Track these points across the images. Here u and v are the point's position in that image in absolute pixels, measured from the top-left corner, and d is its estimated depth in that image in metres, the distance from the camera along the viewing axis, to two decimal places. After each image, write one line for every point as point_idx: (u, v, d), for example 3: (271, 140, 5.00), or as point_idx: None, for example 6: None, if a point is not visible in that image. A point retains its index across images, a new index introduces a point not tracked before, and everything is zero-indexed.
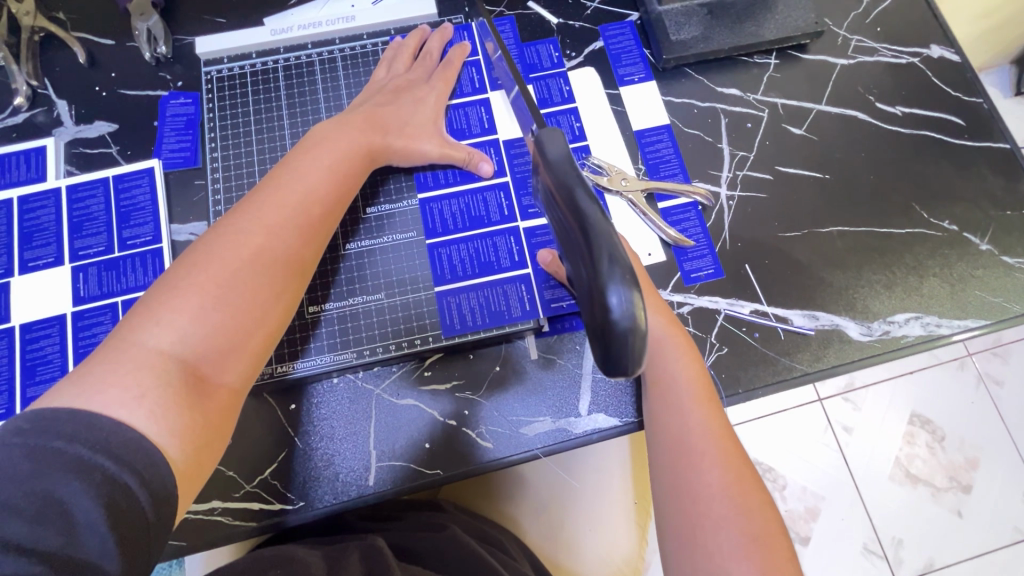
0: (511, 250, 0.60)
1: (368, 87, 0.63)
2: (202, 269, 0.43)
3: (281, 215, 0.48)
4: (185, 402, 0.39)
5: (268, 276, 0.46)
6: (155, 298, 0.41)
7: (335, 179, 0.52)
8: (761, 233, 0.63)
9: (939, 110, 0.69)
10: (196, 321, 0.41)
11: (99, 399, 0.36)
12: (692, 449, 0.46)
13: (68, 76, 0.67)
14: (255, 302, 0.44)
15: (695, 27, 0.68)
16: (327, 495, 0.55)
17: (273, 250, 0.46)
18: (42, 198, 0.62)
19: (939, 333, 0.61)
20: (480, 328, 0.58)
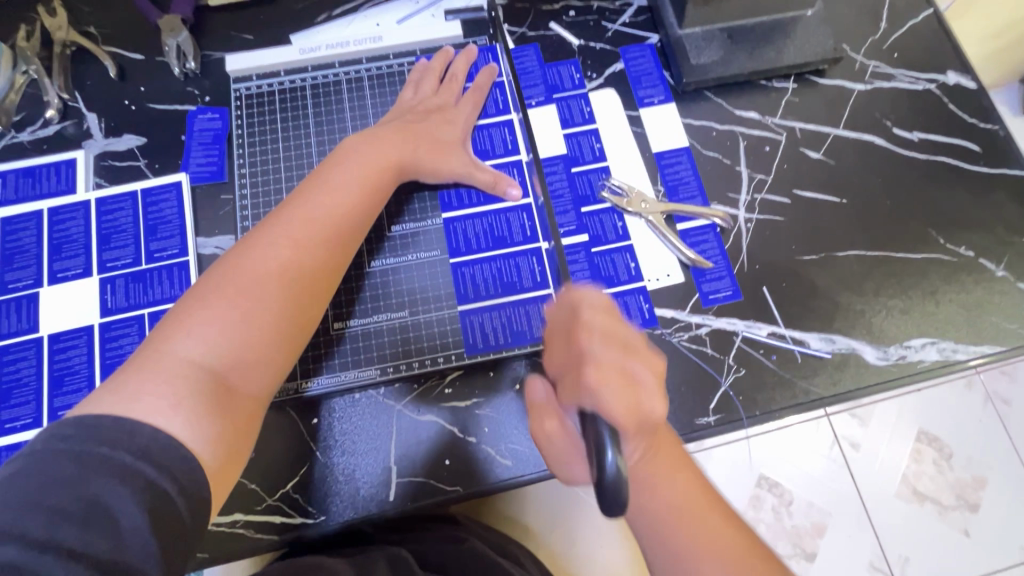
0: (533, 270, 0.61)
1: (396, 107, 0.64)
2: (233, 282, 0.45)
3: (310, 232, 0.49)
4: (217, 408, 0.41)
5: (297, 291, 0.47)
6: (189, 308, 0.43)
7: (362, 195, 0.54)
8: (778, 256, 0.64)
9: (956, 135, 0.69)
10: (228, 333, 0.43)
11: (137, 405, 0.37)
12: (678, 543, 0.43)
13: (98, 90, 0.69)
14: (283, 315, 0.46)
15: (716, 51, 0.69)
16: (347, 509, 0.56)
17: (303, 265, 0.48)
18: (71, 210, 0.64)
19: (954, 358, 0.61)
20: (501, 347, 0.59)
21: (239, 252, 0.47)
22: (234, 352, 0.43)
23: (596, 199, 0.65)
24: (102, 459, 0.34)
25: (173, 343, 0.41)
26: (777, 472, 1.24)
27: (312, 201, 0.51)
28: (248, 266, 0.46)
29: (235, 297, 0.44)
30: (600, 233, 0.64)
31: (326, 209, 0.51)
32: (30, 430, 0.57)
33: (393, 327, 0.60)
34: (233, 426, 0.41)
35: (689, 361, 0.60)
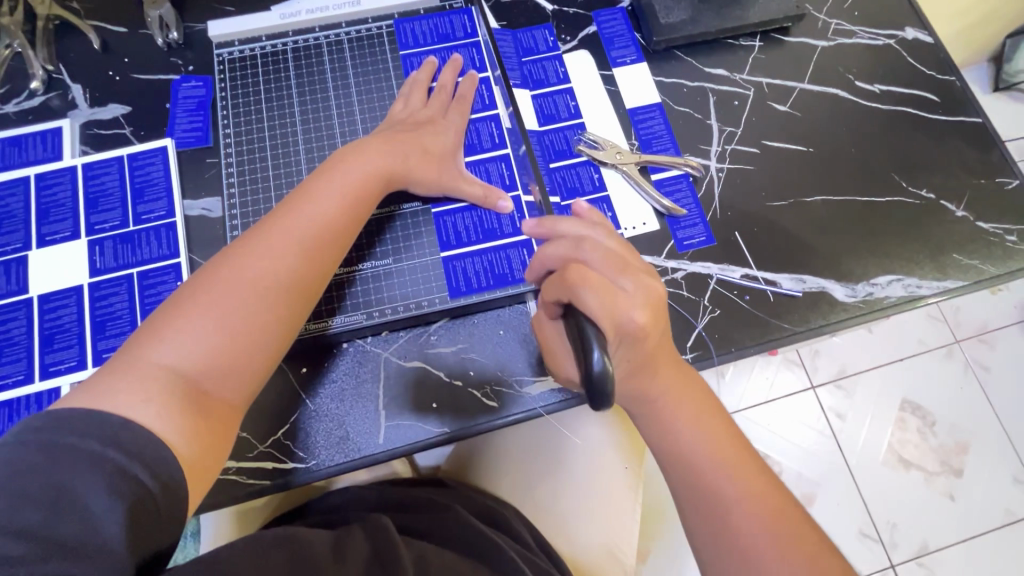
0: (514, 218, 0.63)
1: (387, 120, 0.63)
2: (210, 292, 0.45)
3: (291, 241, 0.49)
4: (193, 411, 0.41)
5: (274, 301, 0.47)
6: (167, 316, 0.43)
7: (348, 205, 0.53)
8: (749, 203, 0.66)
9: (916, 87, 0.72)
10: (204, 341, 0.43)
11: (113, 400, 0.38)
12: (703, 471, 0.47)
13: (82, 61, 0.70)
14: (260, 323, 0.46)
15: (684, 11, 0.72)
16: (338, 453, 0.57)
17: (283, 275, 0.47)
18: (58, 175, 0.65)
19: (919, 294, 0.64)
20: (484, 290, 0.61)
21: (219, 263, 0.47)
22: (211, 362, 0.43)
23: (572, 152, 0.67)
24: (72, 448, 0.35)
25: (149, 351, 0.41)
26: (763, 440, 1.26)
27: (294, 212, 0.50)
28: (227, 275, 0.46)
29: (212, 304, 0.44)
30: (578, 184, 0.66)
31: (309, 221, 0.50)
32: (22, 388, 0.57)
33: (379, 277, 0.61)
34: (211, 427, 0.42)
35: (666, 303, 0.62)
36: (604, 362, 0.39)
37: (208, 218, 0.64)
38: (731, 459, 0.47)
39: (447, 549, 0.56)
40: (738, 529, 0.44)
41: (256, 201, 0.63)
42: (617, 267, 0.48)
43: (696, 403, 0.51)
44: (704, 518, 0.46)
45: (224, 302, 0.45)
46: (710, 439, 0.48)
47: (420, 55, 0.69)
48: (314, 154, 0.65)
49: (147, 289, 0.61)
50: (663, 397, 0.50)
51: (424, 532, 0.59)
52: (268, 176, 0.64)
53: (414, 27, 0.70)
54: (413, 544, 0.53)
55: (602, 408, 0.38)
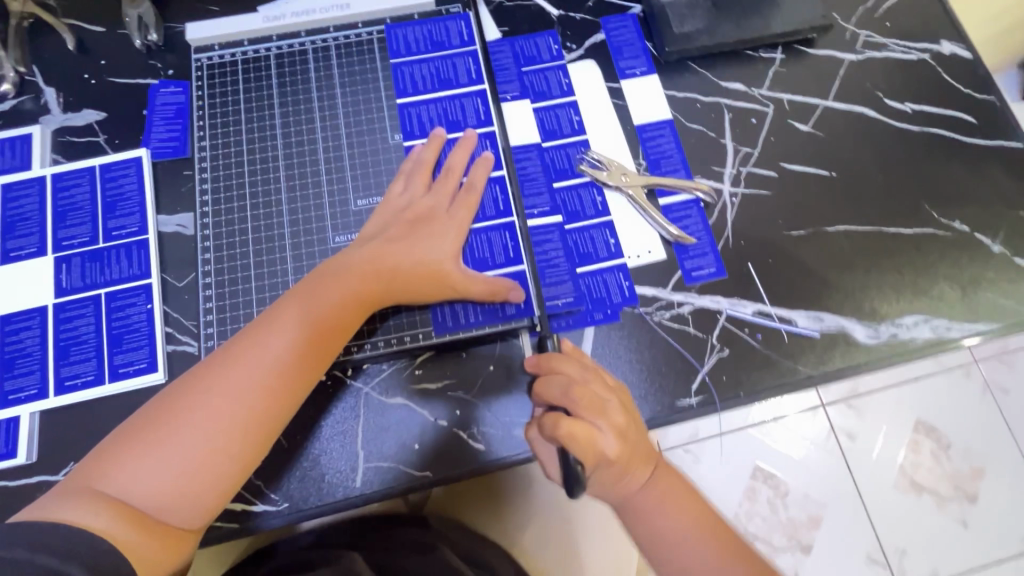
0: (506, 245, 0.59)
1: (383, 210, 0.57)
2: (177, 412, 0.45)
3: (262, 361, 0.47)
4: (142, 531, 0.41)
5: (239, 426, 0.45)
6: (136, 433, 0.44)
7: (329, 316, 0.50)
8: (765, 232, 0.61)
9: (950, 107, 0.67)
10: (166, 465, 0.43)
11: (70, 514, 0.40)
12: (671, 545, 0.49)
13: (57, 63, 0.66)
14: (223, 446, 0.45)
15: (699, 19, 0.66)
16: (312, 496, 0.53)
17: (253, 395, 0.46)
18: (26, 186, 0.61)
19: (949, 336, 0.59)
20: (473, 325, 0.56)
21: (193, 378, 0.47)
22: (170, 488, 0.43)
23: (574, 173, 0.63)
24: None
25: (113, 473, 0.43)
26: (772, 461, 1.21)
27: (268, 326, 0.49)
28: (200, 392, 0.45)
29: (181, 423, 0.44)
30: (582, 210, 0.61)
31: (282, 335, 0.48)
32: None
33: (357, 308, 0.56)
34: (160, 547, 0.42)
35: (670, 340, 0.58)
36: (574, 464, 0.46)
37: (183, 235, 0.60)
38: (695, 523, 0.49)
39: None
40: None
41: (231, 220, 0.59)
42: (594, 410, 0.49)
43: (674, 490, 0.51)
44: None
45: (191, 421, 0.45)
46: (674, 509, 0.50)
47: (412, 62, 0.64)
48: (295, 170, 0.60)
49: (115, 312, 0.57)
50: (645, 500, 0.50)
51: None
52: (244, 192, 0.60)
53: (406, 33, 0.65)
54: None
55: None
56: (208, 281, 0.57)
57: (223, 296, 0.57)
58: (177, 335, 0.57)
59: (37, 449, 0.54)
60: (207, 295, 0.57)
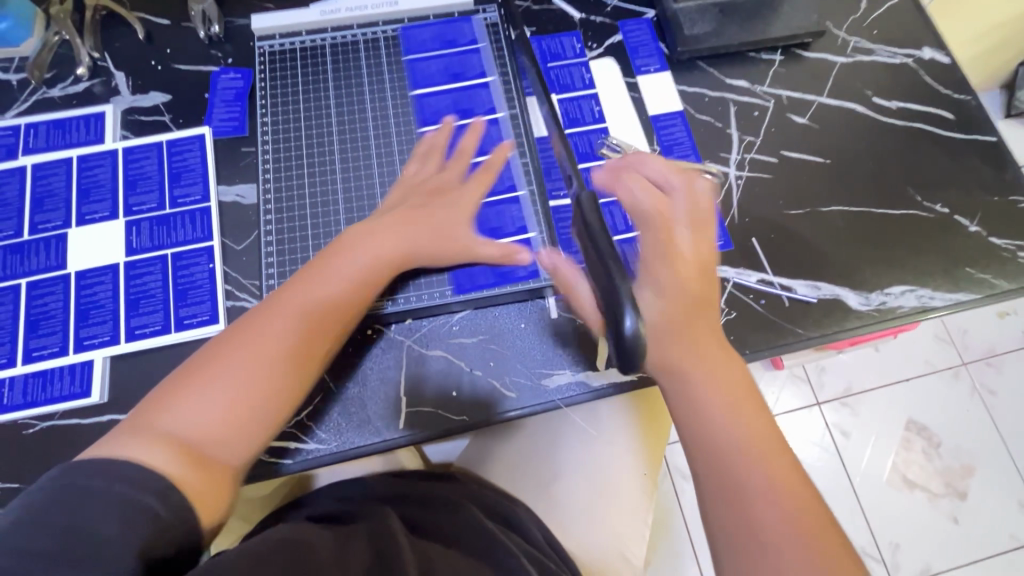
0: (515, 218, 0.65)
1: (402, 184, 0.62)
2: (225, 358, 0.47)
3: (301, 316, 0.50)
4: (199, 464, 0.42)
5: (283, 373, 0.48)
6: (187, 377, 0.45)
7: (360, 279, 0.54)
8: (767, 211, 0.68)
9: (932, 105, 0.74)
10: (216, 405, 0.45)
11: (129, 450, 0.40)
12: (733, 463, 0.44)
13: (126, 50, 0.73)
14: (270, 391, 0.47)
15: (707, 23, 0.74)
16: (358, 437, 0.58)
17: (295, 346, 0.49)
18: (99, 157, 0.67)
19: (931, 305, 0.65)
20: (487, 287, 0.62)
21: (237, 329, 0.49)
22: (218, 428, 0.44)
23: (595, 156, 0.69)
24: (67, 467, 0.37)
25: (167, 412, 0.43)
26: None
27: (305, 286, 0.52)
28: (246, 339, 0.48)
29: (232, 367, 0.46)
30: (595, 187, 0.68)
31: (320, 293, 0.52)
32: (57, 359, 0.59)
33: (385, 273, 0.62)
34: (215, 476, 0.42)
35: None
36: (634, 325, 0.40)
37: (242, 204, 0.66)
38: (766, 455, 0.45)
39: (451, 546, 0.56)
40: (761, 532, 0.42)
41: (291, 188, 0.66)
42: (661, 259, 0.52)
43: (738, 398, 0.47)
44: (734, 541, 0.43)
45: (241, 366, 0.46)
46: (747, 434, 0.46)
47: (452, 54, 0.72)
48: (348, 145, 0.67)
49: (180, 270, 0.63)
50: (715, 411, 0.47)
51: (431, 528, 0.59)
52: (302, 164, 0.67)
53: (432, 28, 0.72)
54: (417, 544, 0.53)
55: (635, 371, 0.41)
56: (270, 243, 0.64)
57: (283, 257, 0.63)
58: (236, 292, 0.63)
59: (109, 391, 0.59)
60: (268, 255, 0.63)
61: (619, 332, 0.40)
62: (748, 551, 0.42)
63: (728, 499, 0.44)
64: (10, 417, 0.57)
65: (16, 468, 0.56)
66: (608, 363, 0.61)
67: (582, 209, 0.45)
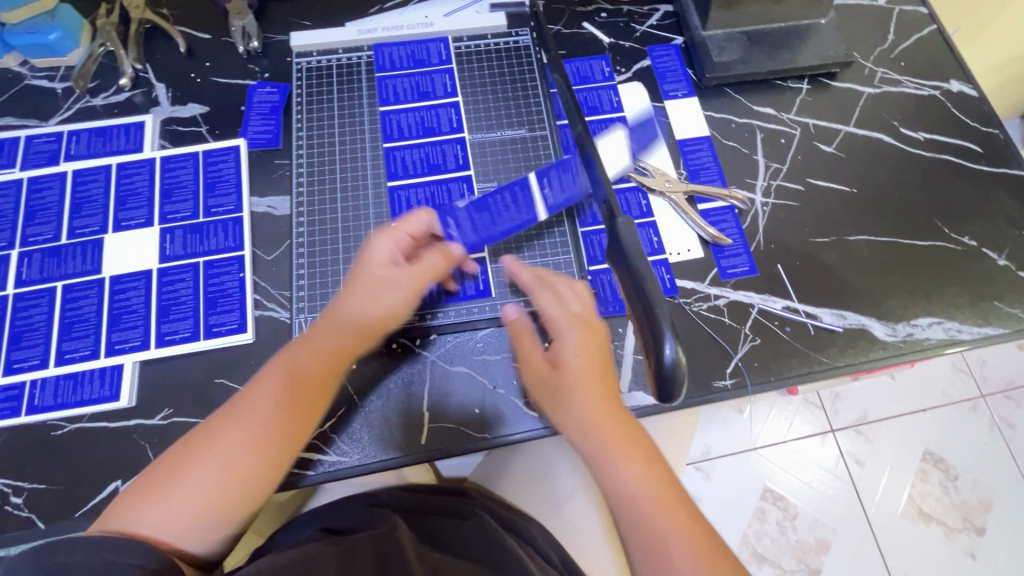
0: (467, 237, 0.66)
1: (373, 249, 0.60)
2: (183, 464, 0.48)
3: (257, 419, 0.50)
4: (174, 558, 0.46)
5: (222, 477, 0.47)
6: (154, 477, 0.48)
7: (313, 371, 0.53)
8: (793, 238, 0.68)
9: (959, 138, 0.74)
10: (184, 511, 0.46)
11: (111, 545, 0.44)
12: (640, 515, 0.48)
13: (168, 62, 0.75)
14: (230, 494, 0.47)
15: (736, 51, 0.75)
16: (379, 450, 0.59)
17: (241, 450, 0.48)
18: (138, 166, 0.69)
19: (958, 338, 0.65)
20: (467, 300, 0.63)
21: (200, 432, 0.50)
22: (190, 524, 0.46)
23: (621, 178, 0.70)
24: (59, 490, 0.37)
25: (132, 514, 0.46)
26: (781, 482, 1.25)
27: (277, 373, 0.52)
28: (219, 439, 0.49)
29: (209, 469, 0.48)
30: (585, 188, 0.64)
31: (270, 388, 0.51)
32: (88, 362, 0.60)
33: None
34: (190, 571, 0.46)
35: (706, 328, 0.64)
36: (675, 356, 0.41)
37: (273, 215, 0.68)
38: (663, 495, 0.49)
39: (466, 560, 0.56)
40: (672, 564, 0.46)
41: (323, 201, 0.67)
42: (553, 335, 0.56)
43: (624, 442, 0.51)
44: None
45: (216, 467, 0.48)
46: (634, 474, 0.50)
47: (484, 74, 0.73)
48: (379, 161, 0.69)
49: (211, 278, 0.64)
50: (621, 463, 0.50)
51: (451, 545, 0.59)
52: (335, 177, 0.68)
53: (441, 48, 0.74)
54: (432, 561, 0.53)
55: (674, 400, 0.42)
56: (301, 254, 0.65)
57: (314, 266, 0.65)
58: (265, 302, 0.64)
59: (137, 395, 0.60)
60: (300, 264, 0.65)
61: (659, 363, 0.41)
62: None
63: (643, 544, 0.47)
64: (40, 417, 0.58)
65: (42, 467, 0.57)
66: (631, 386, 0.61)
67: (620, 233, 0.46)
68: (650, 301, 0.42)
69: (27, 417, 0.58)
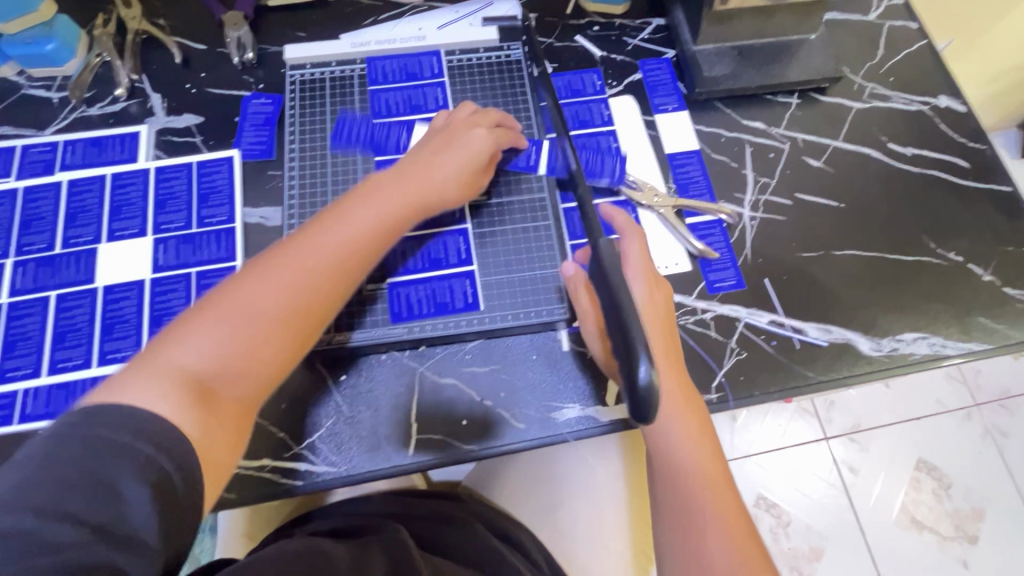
0: (459, 249, 0.66)
1: (428, 130, 0.65)
2: (233, 304, 0.46)
3: (318, 261, 0.49)
4: (202, 411, 0.42)
5: (275, 323, 0.47)
6: (193, 322, 0.45)
7: (373, 226, 0.53)
8: (780, 252, 0.69)
9: (947, 153, 0.75)
10: (220, 354, 0.45)
11: (134, 390, 0.41)
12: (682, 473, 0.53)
13: (164, 73, 0.76)
14: (279, 336, 0.47)
15: (727, 65, 0.75)
16: (367, 461, 0.59)
17: (292, 294, 0.48)
18: (132, 176, 0.70)
19: (943, 353, 0.65)
20: (458, 312, 0.63)
21: (245, 274, 0.48)
22: (224, 367, 0.45)
23: (602, 194, 0.71)
24: (108, 437, 0.37)
25: (171, 352, 0.43)
26: (774, 490, 1.25)
27: (329, 223, 0.52)
28: (261, 279, 0.48)
29: (247, 312, 0.46)
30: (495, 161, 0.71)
31: (333, 236, 0.51)
32: (80, 371, 0.61)
33: (360, 301, 0.63)
34: (214, 431, 0.43)
35: (693, 341, 0.65)
36: (650, 375, 0.40)
37: (265, 226, 0.69)
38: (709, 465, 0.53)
39: (454, 567, 0.57)
40: (701, 545, 0.50)
41: (314, 212, 0.68)
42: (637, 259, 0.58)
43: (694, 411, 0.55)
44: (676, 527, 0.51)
45: (258, 312, 0.46)
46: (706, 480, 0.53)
47: (476, 87, 0.74)
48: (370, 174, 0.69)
49: (203, 288, 0.64)
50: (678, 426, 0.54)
51: (443, 552, 0.60)
52: (325, 191, 0.69)
53: (431, 60, 0.74)
54: (432, 564, 0.56)
55: (648, 420, 0.41)
56: None
57: None
58: None
59: None
60: None
61: (632, 381, 0.40)
62: (684, 535, 0.51)
63: (679, 521, 0.52)
64: (32, 426, 0.59)
65: None
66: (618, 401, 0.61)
67: (602, 256, 0.46)
68: (626, 318, 0.42)
69: (19, 425, 0.59)
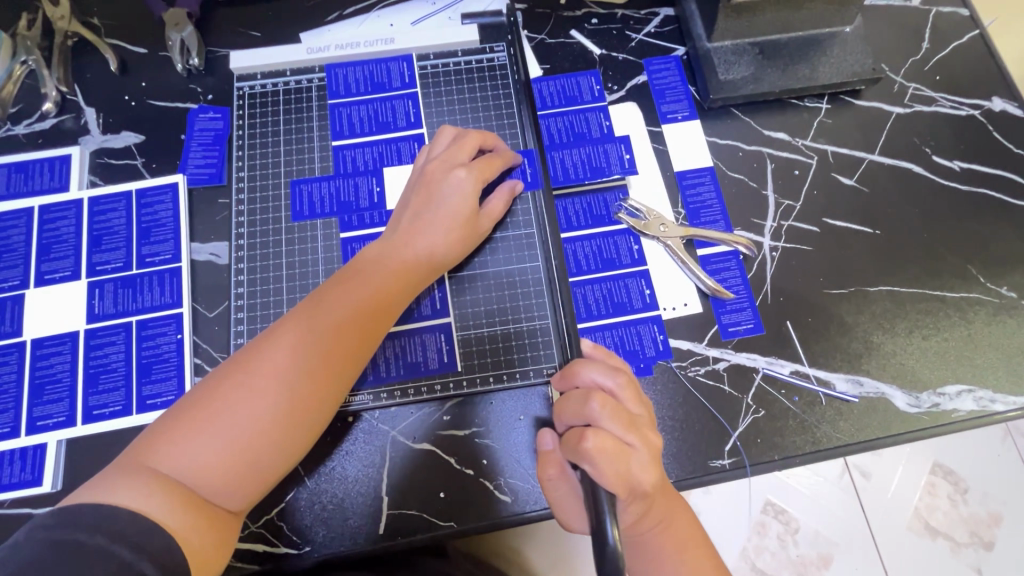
0: (433, 297, 0.58)
1: (415, 168, 0.59)
2: (230, 391, 0.43)
3: (323, 339, 0.46)
4: (191, 512, 0.39)
5: (274, 413, 0.43)
6: (185, 412, 0.42)
7: (376, 296, 0.50)
8: (804, 289, 0.60)
9: (1001, 167, 0.65)
10: (214, 451, 0.41)
11: (120, 492, 0.38)
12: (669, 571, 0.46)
13: (97, 83, 0.66)
14: (279, 425, 0.44)
15: (746, 66, 0.65)
16: (335, 542, 0.52)
17: (294, 374, 0.45)
18: (64, 209, 0.61)
19: (992, 409, 0.57)
20: (432, 372, 0.56)
21: (239, 359, 0.45)
22: (218, 466, 0.41)
23: (589, 222, 0.62)
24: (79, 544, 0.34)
25: (160, 449, 0.41)
26: None
27: (329, 295, 0.49)
28: (261, 362, 0.44)
29: (245, 401, 0.43)
30: None
31: (333, 309, 0.48)
32: (6, 440, 0.54)
33: None
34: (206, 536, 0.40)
35: (702, 396, 0.56)
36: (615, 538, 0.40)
37: (215, 265, 0.60)
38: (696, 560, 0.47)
39: None
40: None
41: (266, 250, 0.60)
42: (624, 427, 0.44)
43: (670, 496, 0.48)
44: None
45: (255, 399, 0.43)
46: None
47: (453, 100, 0.65)
48: (333, 204, 0.61)
49: (145, 341, 0.57)
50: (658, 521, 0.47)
51: None
52: (280, 227, 0.60)
53: (400, 66, 0.65)
54: None
55: None
56: (244, 313, 0.58)
57: (258, 330, 0.57)
58: (206, 366, 0.57)
59: (62, 478, 0.53)
60: (239, 330, 0.57)
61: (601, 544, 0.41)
62: None
63: None
64: None
65: None
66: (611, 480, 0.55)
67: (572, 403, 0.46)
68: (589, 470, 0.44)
69: None
